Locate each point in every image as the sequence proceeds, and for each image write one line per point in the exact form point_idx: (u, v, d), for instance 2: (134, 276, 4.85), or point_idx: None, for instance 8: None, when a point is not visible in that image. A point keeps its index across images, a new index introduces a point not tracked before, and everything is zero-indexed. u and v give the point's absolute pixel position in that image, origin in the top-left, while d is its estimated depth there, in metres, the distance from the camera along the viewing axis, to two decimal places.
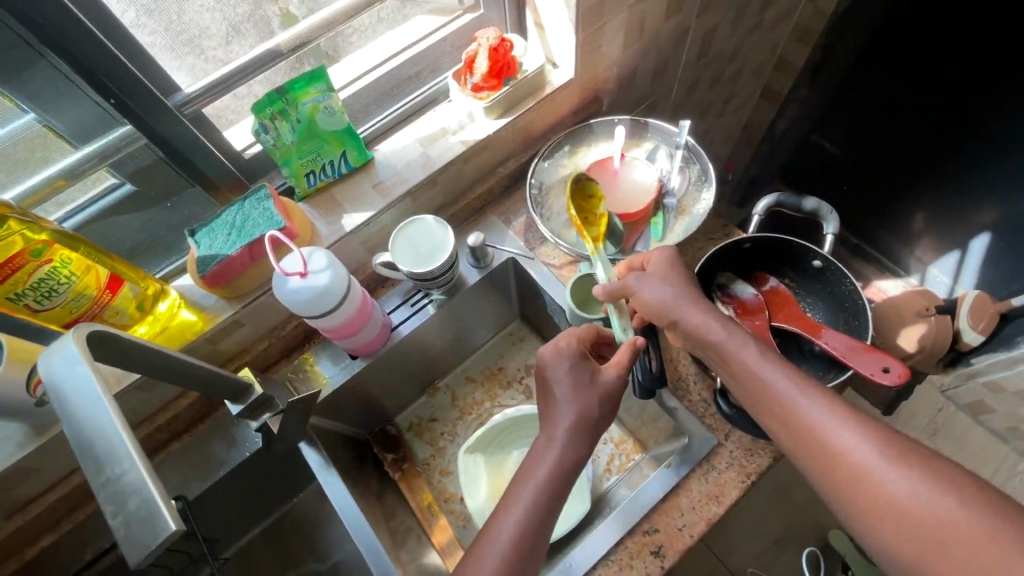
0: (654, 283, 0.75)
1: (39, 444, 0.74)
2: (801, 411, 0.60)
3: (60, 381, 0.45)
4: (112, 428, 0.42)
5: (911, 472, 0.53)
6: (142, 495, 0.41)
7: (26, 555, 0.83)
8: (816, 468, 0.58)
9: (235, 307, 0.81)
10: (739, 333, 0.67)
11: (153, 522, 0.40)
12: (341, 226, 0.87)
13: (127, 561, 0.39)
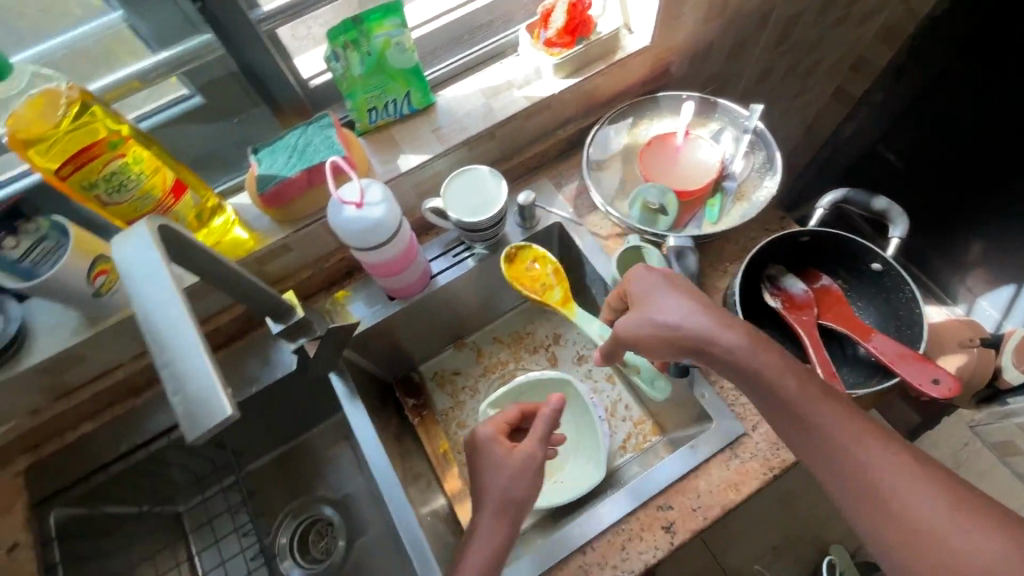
0: (659, 303, 0.70)
1: (92, 334, 0.77)
2: (828, 430, 0.58)
3: (130, 266, 0.47)
4: (181, 315, 0.44)
5: (940, 496, 0.53)
6: (202, 380, 0.42)
7: (67, 438, 0.88)
8: (841, 488, 0.57)
9: (286, 231, 0.83)
10: (762, 351, 0.64)
11: (211, 405, 0.41)
12: (396, 166, 0.87)
13: (184, 437, 0.41)
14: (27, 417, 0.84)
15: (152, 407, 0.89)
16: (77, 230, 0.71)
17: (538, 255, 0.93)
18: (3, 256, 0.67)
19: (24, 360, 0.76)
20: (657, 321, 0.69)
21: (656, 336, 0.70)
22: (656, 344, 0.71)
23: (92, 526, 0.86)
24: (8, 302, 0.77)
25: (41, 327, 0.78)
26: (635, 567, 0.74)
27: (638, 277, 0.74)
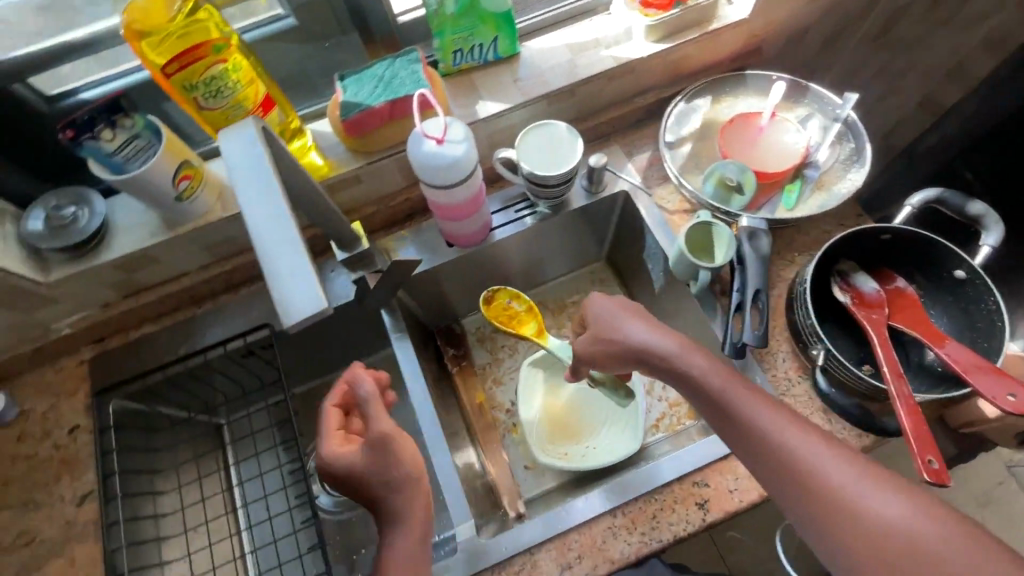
0: (618, 318, 0.76)
1: (167, 237, 0.81)
2: (757, 421, 0.63)
3: (230, 155, 0.49)
4: (281, 208, 0.46)
5: (859, 472, 0.58)
6: (301, 269, 0.44)
7: (129, 336, 0.92)
8: (774, 477, 0.61)
9: (360, 161, 0.84)
10: (700, 361, 0.69)
11: (311, 293, 0.43)
12: (473, 112, 0.86)
13: (282, 320, 0.43)
14: (98, 309, 0.88)
15: (210, 318, 0.92)
16: (168, 133, 0.73)
17: (507, 296, 0.97)
18: (98, 148, 0.69)
19: (103, 254, 0.80)
20: (615, 336, 0.75)
21: (616, 350, 0.75)
22: (617, 357, 0.76)
23: (141, 420, 0.90)
24: (93, 195, 0.80)
25: (121, 225, 0.81)
26: (664, 537, 0.74)
27: (597, 303, 0.78)
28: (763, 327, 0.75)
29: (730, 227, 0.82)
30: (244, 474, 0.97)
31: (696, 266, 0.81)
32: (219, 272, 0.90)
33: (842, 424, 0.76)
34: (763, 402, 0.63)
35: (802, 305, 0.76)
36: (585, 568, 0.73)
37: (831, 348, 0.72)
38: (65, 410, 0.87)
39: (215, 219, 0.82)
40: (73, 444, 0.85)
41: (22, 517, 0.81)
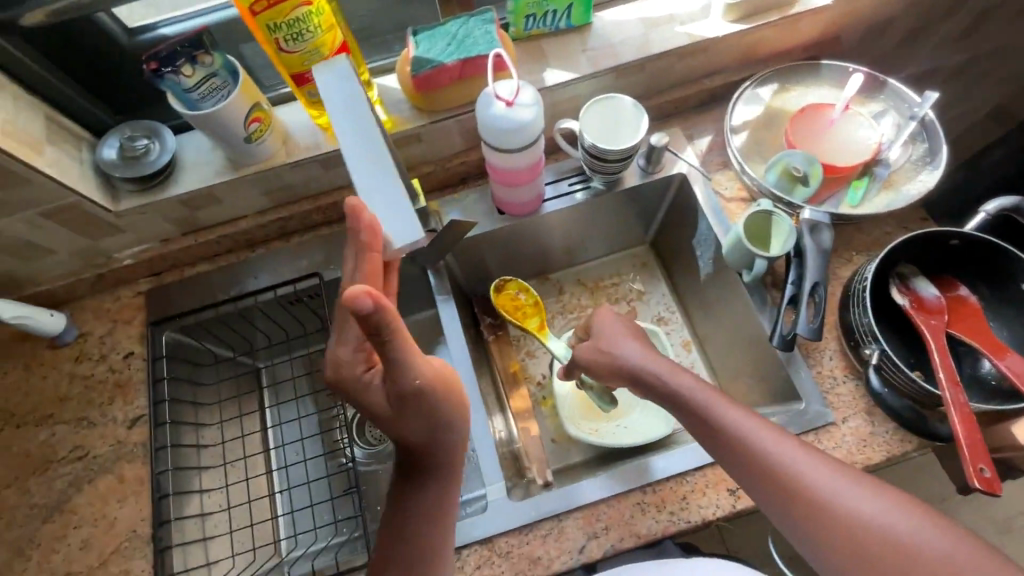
0: (615, 336, 0.80)
1: (232, 178, 0.83)
2: (741, 432, 0.64)
3: (330, 88, 0.56)
4: (380, 147, 0.56)
5: (846, 477, 0.59)
6: (398, 203, 0.56)
7: (184, 272, 0.95)
8: (762, 490, 0.62)
9: (423, 120, 0.84)
10: (689, 380, 0.71)
11: (408, 225, 0.55)
12: (541, 79, 0.85)
13: (387, 242, 0.55)
14: (158, 243, 0.91)
15: (262, 262, 0.94)
16: (244, 75, 0.75)
17: (516, 286, 0.99)
18: (178, 83, 0.69)
19: (169, 189, 0.83)
20: (610, 352, 0.79)
21: (610, 366, 0.79)
22: (611, 376, 0.80)
23: (190, 354, 0.93)
24: (164, 131, 0.83)
25: (189, 163, 0.84)
26: (692, 518, 0.75)
27: (601, 315, 0.84)
28: (819, 320, 0.74)
29: (791, 219, 0.81)
30: (281, 416, 0.99)
31: (750, 254, 0.80)
32: (275, 218, 0.92)
33: (885, 427, 0.76)
34: (752, 418, 0.64)
35: (860, 303, 0.74)
36: (611, 540, 0.74)
37: (886, 349, 0.71)
38: (121, 336, 0.91)
39: (278, 164, 0.83)
40: (127, 369, 0.89)
41: (75, 433, 0.85)
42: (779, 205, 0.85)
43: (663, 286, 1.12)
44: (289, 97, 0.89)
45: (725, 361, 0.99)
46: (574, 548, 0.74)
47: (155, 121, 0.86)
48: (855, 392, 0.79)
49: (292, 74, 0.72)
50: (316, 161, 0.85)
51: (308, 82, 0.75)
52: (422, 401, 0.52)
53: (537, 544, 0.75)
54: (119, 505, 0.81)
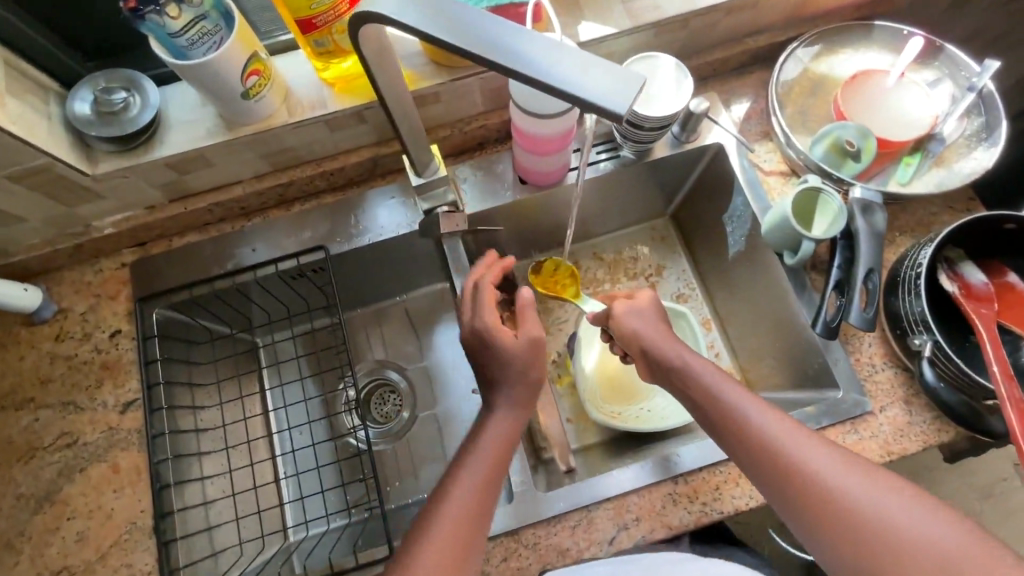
0: (641, 314, 0.76)
1: (227, 139, 0.74)
2: (744, 412, 0.61)
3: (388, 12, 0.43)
4: (507, 25, 0.41)
5: (848, 463, 0.55)
6: (577, 62, 0.40)
7: (173, 243, 0.86)
8: (757, 468, 0.59)
9: (443, 77, 0.76)
10: (699, 362, 0.68)
11: (618, 78, 0.39)
12: (576, 33, 0.77)
13: (609, 113, 0.38)
14: (143, 211, 0.82)
15: (259, 232, 0.85)
16: (240, 20, 0.64)
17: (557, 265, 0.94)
18: (161, 26, 0.59)
19: (154, 149, 0.73)
20: (628, 328, 0.76)
21: (629, 338, 0.76)
22: (630, 343, 0.76)
23: (183, 331, 0.85)
24: (146, 81, 0.73)
25: (177, 121, 0.74)
26: (725, 509, 0.73)
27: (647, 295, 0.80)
28: (873, 311, 0.70)
29: (841, 198, 0.76)
30: (285, 398, 0.93)
31: (798, 234, 0.75)
32: (274, 184, 0.83)
33: (922, 417, 0.74)
34: (758, 402, 0.61)
35: (913, 290, 0.71)
36: (642, 531, 0.72)
37: (940, 342, 0.67)
38: (105, 313, 0.83)
39: (280, 124, 0.74)
40: (115, 349, 0.81)
41: (62, 419, 0.78)
42: (825, 180, 0.80)
43: (685, 262, 1.04)
44: (288, 47, 0.80)
45: (748, 342, 0.94)
46: (604, 539, 0.72)
47: (135, 70, 0.75)
48: (893, 381, 0.76)
49: (297, 21, 0.63)
50: (322, 122, 0.76)
51: (317, 30, 0.65)
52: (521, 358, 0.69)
53: (565, 535, 0.72)
54: (115, 495, 0.75)
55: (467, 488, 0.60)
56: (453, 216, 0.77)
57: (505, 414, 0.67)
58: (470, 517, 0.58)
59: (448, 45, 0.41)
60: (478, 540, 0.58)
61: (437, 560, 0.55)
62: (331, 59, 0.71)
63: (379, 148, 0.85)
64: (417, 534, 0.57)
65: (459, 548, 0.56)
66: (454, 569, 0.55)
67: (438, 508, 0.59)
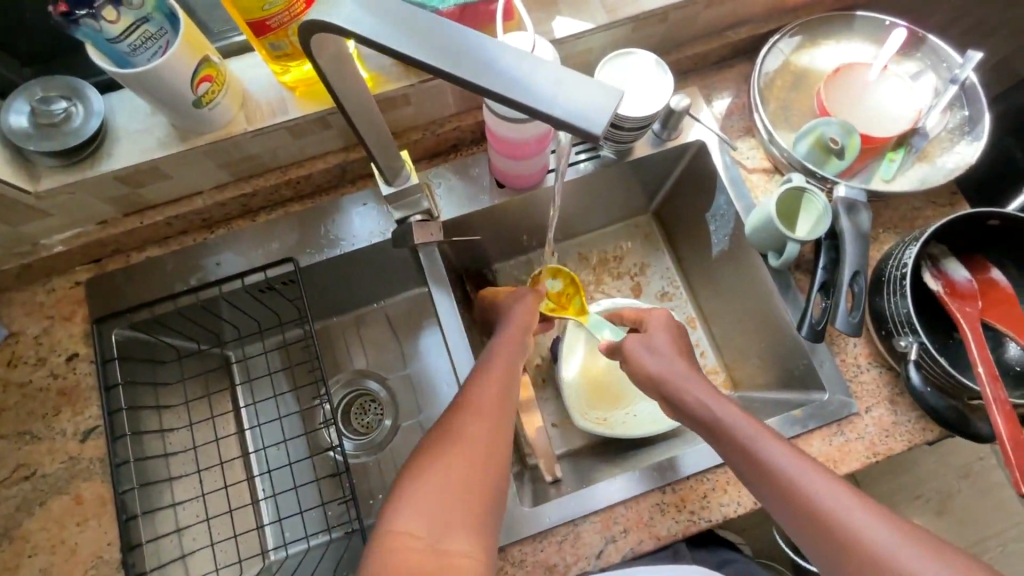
0: (650, 347, 0.75)
1: (181, 150, 0.69)
2: (779, 465, 0.58)
3: (342, 25, 0.39)
4: (472, 36, 0.38)
5: (901, 532, 0.50)
6: (551, 76, 0.37)
7: (132, 258, 0.81)
8: (797, 525, 0.55)
9: (411, 79, 0.72)
10: (729, 407, 0.65)
11: (595, 90, 0.36)
12: (550, 30, 0.73)
13: (587, 130, 0.35)
14: (95, 226, 0.77)
15: (223, 244, 0.81)
16: (186, 21, 0.60)
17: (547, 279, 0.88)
18: (98, 31, 0.54)
19: (102, 162, 0.69)
20: (644, 368, 0.74)
21: (647, 379, 0.74)
22: (646, 385, 0.74)
23: (146, 352, 0.80)
24: (89, 89, 0.68)
25: (125, 130, 0.70)
26: (713, 517, 0.72)
27: (657, 317, 0.80)
28: (858, 314, 0.68)
29: (825, 197, 0.74)
30: (260, 416, 0.90)
31: (783, 237, 0.73)
32: (236, 195, 0.79)
33: (908, 416, 0.74)
34: (794, 454, 0.57)
35: (898, 290, 0.69)
36: (630, 543, 0.71)
37: (926, 344, 0.67)
38: (60, 335, 0.78)
39: (239, 132, 0.70)
40: (72, 374, 0.76)
41: (18, 450, 0.74)
42: (810, 179, 0.78)
43: (666, 259, 1.02)
44: (244, 49, 0.75)
45: (732, 341, 0.93)
46: (592, 553, 0.70)
47: (77, 77, 0.71)
48: (879, 380, 0.75)
49: (249, 22, 0.59)
50: (284, 128, 0.72)
51: (272, 32, 0.60)
52: (520, 308, 0.78)
53: (552, 551, 0.70)
54: (79, 528, 0.71)
55: (487, 385, 0.64)
56: (427, 224, 0.75)
57: (501, 345, 0.70)
58: (490, 404, 0.62)
59: (411, 58, 0.38)
60: (504, 426, 0.61)
61: (468, 440, 0.58)
62: (290, 62, 0.67)
63: (347, 154, 0.81)
64: (445, 422, 0.61)
65: (486, 431, 0.59)
66: (484, 448, 0.58)
67: (463, 400, 0.63)
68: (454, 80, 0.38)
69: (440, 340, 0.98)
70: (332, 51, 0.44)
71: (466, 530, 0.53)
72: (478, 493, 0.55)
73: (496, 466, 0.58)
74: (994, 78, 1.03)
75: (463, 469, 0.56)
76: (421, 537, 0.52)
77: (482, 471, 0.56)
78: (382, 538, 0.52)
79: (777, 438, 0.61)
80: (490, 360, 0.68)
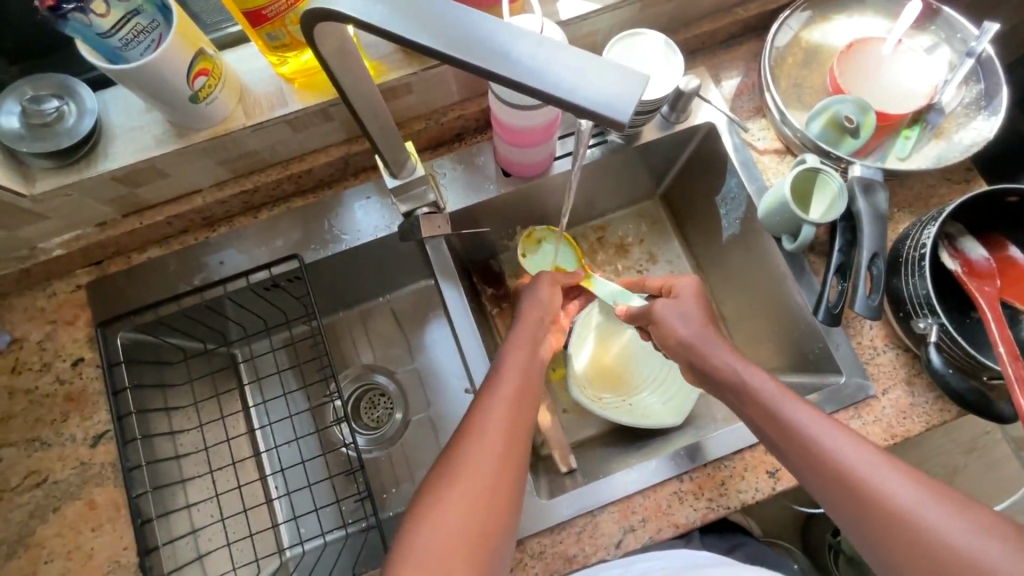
0: (683, 315, 0.73)
1: (177, 147, 0.68)
2: (801, 424, 0.59)
3: (345, 10, 0.37)
4: (484, 21, 0.36)
5: (920, 486, 0.53)
6: (572, 60, 0.35)
7: (132, 260, 0.80)
8: (816, 481, 0.57)
9: (413, 67, 0.70)
10: (760, 371, 0.65)
11: (619, 75, 0.34)
12: (555, 11, 0.71)
13: (612, 119, 0.34)
14: (94, 228, 0.76)
15: (225, 242, 0.79)
16: (178, 13, 0.58)
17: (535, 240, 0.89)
18: (88, 25, 0.52)
19: (98, 162, 0.67)
20: (673, 334, 0.73)
21: (677, 346, 0.73)
22: (675, 350, 0.74)
23: (151, 353, 0.78)
24: (80, 88, 0.66)
25: (120, 129, 0.68)
26: (731, 503, 0.71)
27: (686, 285, 0.76)
28: (877, 297, 0.68)
29: (839, 177, 0.73)
30: (271, 415, 0.88)
31: (799, 218, 0.72)
32: (237, 192, 0.77)
33: (925, 398, 0.73)
34: (820, 415, 0.58)
35: (916, 271, 0.68)
36: (649, 532, 0.70)
37: (946, 325, 0.66)
38: (64, 340, 0.76)
39: (237, 127, 0.68)
40: (78, 379, 0.75)
41: (28, 457, 0.73)
42: (824, 159, 0.77)
43: (676, 244, 0.99)
44: (238, 40, 0.73)
45: (745, 326, 0.91)
46: (610, 543, 0.70)
47: (68, 75, 0.69)
48: (895, 362, 0.75)
49: (244, 12, 0.56)
50: (283, 121, 0.70)
51: (268, 22, 0.58)
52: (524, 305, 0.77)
53: (571, 542, 0.70)
54: (94, 534, 0.71)
55: (497, 393, 0.63)
56: (434, 216, 0.72)
57: (515, 347, 0.69)
58: (501, 423, 0.61)
59: (418, 45, 0.36)
60: (519, 438, 0.61)
61: (476, 460, 0.58)
62: (287, 53, 0.64)
63: (349, 146, 0.79)
64: (458, 443, 0.60)
65: (495, 453, 0.59)
66: (495, 478, 0.57)
67: (471, 417, 0.62)
68: (466, 69, 0.36)
69: (448, 333, 0.96)
70: (326, 35, 0.41)
71: (471, 560, 0.53)
72: (486, 519, 0.55)
73: (504, 487, 0.58)
74: (1005, 49, 1.01)
75: (469, 499, 0.56)
76: None
77: (488, 494, 0.56)
78: None
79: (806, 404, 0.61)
80: (505, 369, 0.66)
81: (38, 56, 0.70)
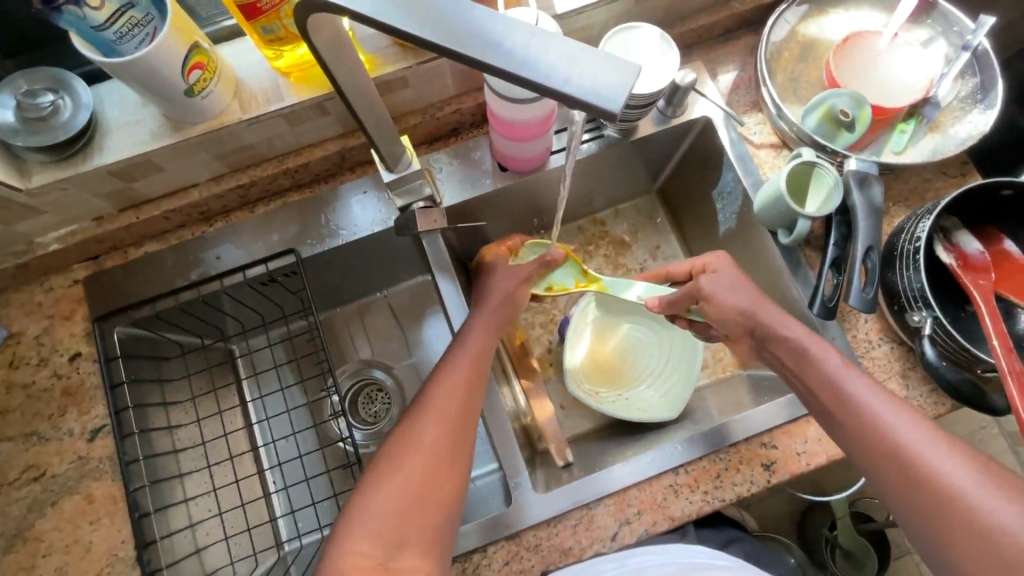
0: (735, 287, 0.72)
1: (173, 141, 0.68)
2: (861, 399, 0.60)
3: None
4: (479, 12, 0.36)
5: (979, 471, 0.53)
6: (565, 51, 0.35)
7: (129, 254, 0.80)
8: (869, 455, 0.58)
9: (409, 60, 0.70)
10: (822, 340, 0.66)
11: (613, 66, 0.34)
12: (551, 5, 0.71)
13: (604, 109, 0.34)
14: (90, 223, 0.76)
15: (222, 237, 0.79)
16: (172, 5, 0.57)
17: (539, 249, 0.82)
18: (82, 18, 0.52)
19: (93, 156, 0.67)
20: (729, 306, 0.72)
21: (728, 318, 0.72)
22: (728, 321, 0.73)
23: (150, 349, 0.78)
24: (75, 81, 0.66)
25: (115, 123, 0.68)
26: (727, 496, 0.72)
27: (720, 260, 0.75)
28: (872, 290, 0.68)
29: (835, 171, 0.73)
30: (269, 410, 0.89)
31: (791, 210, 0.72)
32: (234, 186, 0.77)
33: (919, 391, 0.73)
34: (882, 393, 0.59)
35: (911, 264, 0.68)
36: (644, 525, 0.71)
37: (940, 318, 0.66)
38: (62, 334, 0.77)
39: (232, 121, 0.68)
40: (76, 374, 0.75)
41: (26, 451, 0.73)
42: (819, 153, 0.77)
43: (673, 240, 0.99)
44: (234, 33, 0.73)
45: None
46: (606, 536, 0.70)
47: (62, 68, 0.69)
48: (890, 355, 0.75)
49: (238, 5, 0.56)
50: (279, 115, 0.70)
51: (263, 15, 0.58)
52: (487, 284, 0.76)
53: (566, 535, 0.71)
54: (92, 528, 0.71)
55: (453, 374, 0.64)
56: (430, 211, 0.72)
57: (477, 326, 0.69)
58: (455, 403, 0.62)
59: (412, 35, 0.36)
60: (467, 424, 0.62)
61: (426, 446, 0.58)
62: (283, 46, 0.64)
63: (345, 141, 0.79)
64: (410, 420, 0.61)
65: (446, 434, 0.60)
66: (446, 456, 0.59)
67: (427, 398, 0.62)
68: (458, 60, 0.36)
69: (445, 329, 0.97)
70: (318, 25, 0.40)
71: (416, 548, 0.54)
72: (440, 500, 0.57)
73: (450, 464, 0.59)
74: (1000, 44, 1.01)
75: (422, 479, 0.57)
76: (374, 557, 0.52)
77: (439, 474, 0.58)
78: (337, 560, 0.52)
79: (869, 381, 0.62)
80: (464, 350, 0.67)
81: (33, 51, 0.70)
